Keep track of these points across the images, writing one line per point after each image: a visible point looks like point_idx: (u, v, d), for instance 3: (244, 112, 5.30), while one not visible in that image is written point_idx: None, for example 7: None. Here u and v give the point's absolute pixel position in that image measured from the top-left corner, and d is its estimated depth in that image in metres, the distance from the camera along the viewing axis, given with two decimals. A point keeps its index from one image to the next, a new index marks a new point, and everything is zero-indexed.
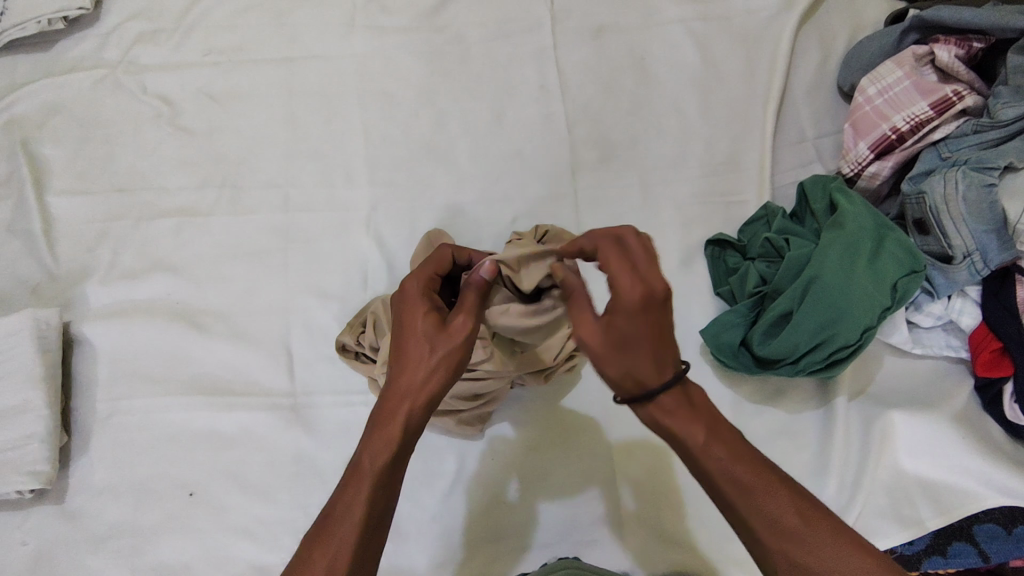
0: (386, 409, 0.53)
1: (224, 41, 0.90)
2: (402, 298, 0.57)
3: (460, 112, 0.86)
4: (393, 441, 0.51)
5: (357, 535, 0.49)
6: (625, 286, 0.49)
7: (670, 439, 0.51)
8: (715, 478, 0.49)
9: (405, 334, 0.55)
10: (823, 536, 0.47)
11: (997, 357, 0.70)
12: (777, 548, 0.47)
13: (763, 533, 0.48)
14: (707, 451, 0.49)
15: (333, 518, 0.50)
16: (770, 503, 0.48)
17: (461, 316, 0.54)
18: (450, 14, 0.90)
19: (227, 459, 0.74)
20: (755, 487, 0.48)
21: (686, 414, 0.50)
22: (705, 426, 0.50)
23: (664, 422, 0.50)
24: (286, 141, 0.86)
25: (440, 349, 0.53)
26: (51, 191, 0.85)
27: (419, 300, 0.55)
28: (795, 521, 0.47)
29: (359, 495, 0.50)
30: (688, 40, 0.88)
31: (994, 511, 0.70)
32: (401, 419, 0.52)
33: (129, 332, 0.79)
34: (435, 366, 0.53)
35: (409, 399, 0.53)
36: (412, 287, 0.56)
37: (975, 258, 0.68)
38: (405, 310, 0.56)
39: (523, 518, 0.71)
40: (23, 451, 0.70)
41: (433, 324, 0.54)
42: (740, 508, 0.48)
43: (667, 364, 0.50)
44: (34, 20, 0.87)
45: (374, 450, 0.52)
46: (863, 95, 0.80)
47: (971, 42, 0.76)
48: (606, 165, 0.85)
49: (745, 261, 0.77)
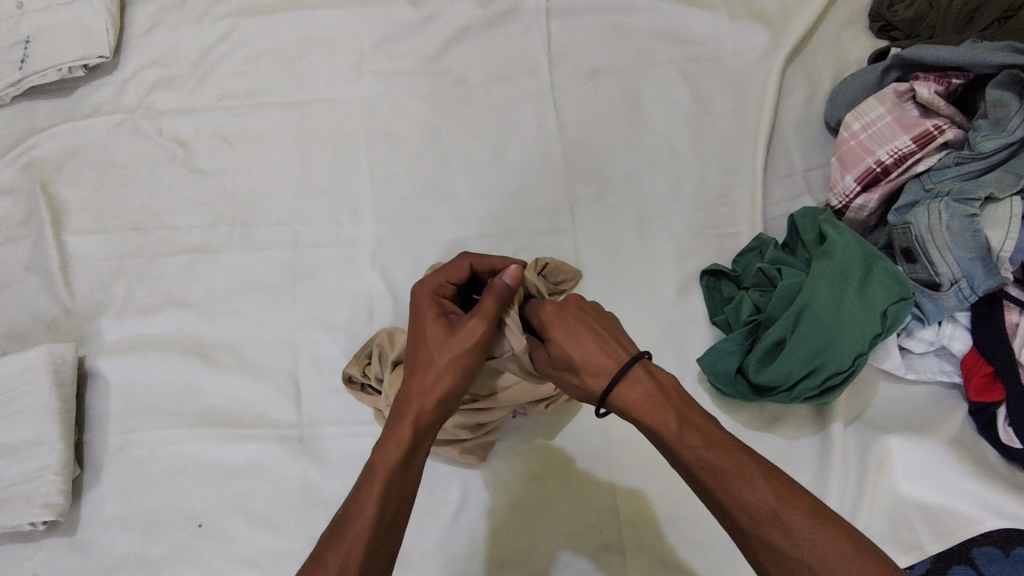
0: (399, 410, 0.55)
1: (236, 86, 0.94)
2: (415, 303, 0.60)
3: (461, 150, 0.90)
4: (405, 440, 0.53)
5: (371, 532, 0.50)
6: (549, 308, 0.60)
7: (648, 430, 0.55)
8: (688, 463, 0.52)
9: (416, 340, 0.58)
10: (794, 514, 0.49)
11: (989, 382, 0.72)
12: (750, 529, 0.50)
13: (735, 514, 0.50)
14: (682, 437, 0.53)
15: (348, 518, 0.51)
16: (741, 489, 0.50)
17: (468, 320, 0.56)
18: (452, 58, 0.94)
19: (235, 490, 0.76)
20: (728, 472, 0.51)
21: (653, 401, 0.54)
22: (676, 415, 0.53)
23: (637, 411, 0.55)
24: (295, 179, 0.90)
25: (449, 351, 0.55)
26: (68, 230, 0.88)
27: (427, 306, 0.59)
28: (767, 503, 0.49)
29: (373, 494, 0.51)
30: (679, 80, 0.92)
31: (992, 534, 0.74)
32: (412, 418, 0.54)
33: (141, 366, 0.81)
34: (445, 366, 0.55)
35: (420, 399, 0.55)
36: (423, 293, 0.60)
37: (962, 284, 0.70)
38: (417, 316, 0.59)
39: (526, 544, 0.72)
40: (37, 483, 0.72)
41: (440, 329, 0.57)
42: (713, 491, 0.51)
43: (613, 356, 0.56)
44: (54, 68, 0.91)
45: (385, 450, 0.53)
46: (848, 132, 0.83)
47: (949, 79, 0.80)
48: (604, 199, 0.88)
49: (740, 291, 0.79)
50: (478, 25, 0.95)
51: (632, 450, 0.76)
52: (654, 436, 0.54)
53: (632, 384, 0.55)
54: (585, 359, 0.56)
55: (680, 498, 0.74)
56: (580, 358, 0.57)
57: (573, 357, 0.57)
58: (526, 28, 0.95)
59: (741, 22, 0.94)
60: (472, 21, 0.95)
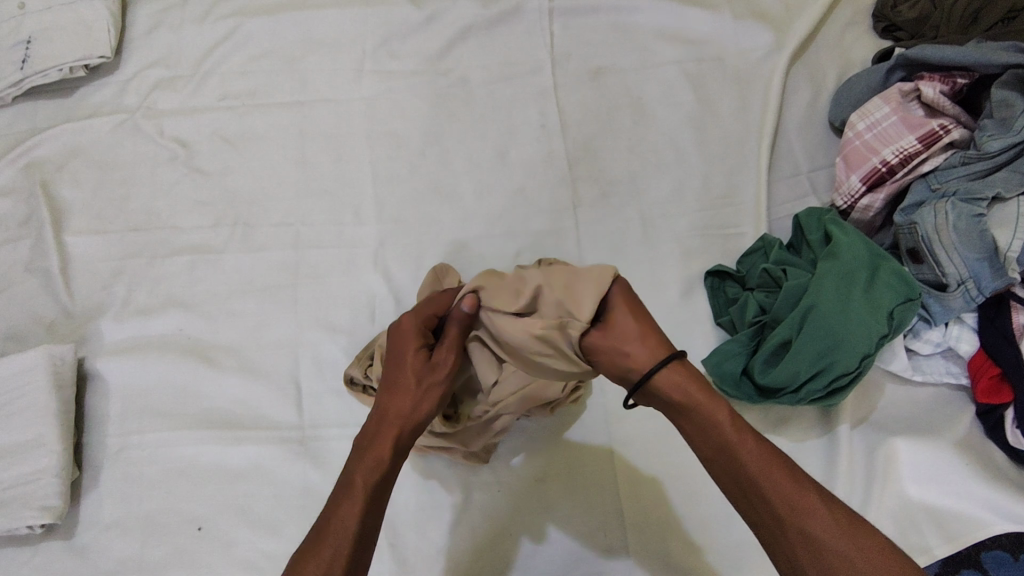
0: (378, 432, 0.59)
1: (238, 86, 0.94)
2: (397, 334, 0.64)
3: (464, 151, 0.90)
4: (384, 459, 0.57)
5: (351, 541, 0.52)
6: (616, 295, 0.61)
7: (697, 418, 0.57)
8: (738, 456, 0.54)
9: (395, 366, 0.62)
10: (834, 510, 0.51)
11: (997, 383, 0.71)
12: (791, 521, 0.51)
13: (776, 503, 0.52)
14: (737, 431, 0.55)
15: (327, 528, 0.53)
16: (787, 483, 0.53)
17: (445, 351, 0.63)
18: (454, 59, 0.94)
19: (236, 493, 0.75)
20: (776, 463, 0.54)
21: (706, 394, 0.57)
22: (729, 411, 0.56)
23: (689, 402, 0.57)
24: (297, 180, 0.89)
25: (427, 380, 0.61)
26: (69, 231, 0.87)
27: (410, 336, 0.63)
28: (811, 497, 0.52)
29: (355, 506, 0.54)
30: (683, 79, 0.92)
31: (1001, 538, 0.73)
32: (392, 439, 0.58)
33: (141, 367, 0.80)
34: (423, 393, 0.61)
35: (398, 422, 0.59)
36: (409, 322, 0.64)
37: (969, 285, 0.70)
38: (398, 347, 0.63)
39: (529, 548, 0.71)
40: (36, 486, 0.71)
41: (421, 359, 0.62)
42: (759, 484, 0.53)
43: (660, 347, 0.59)
44: (56, 68, 0.91)
45: (369, 463, 0.57)
46: (853, 131, 0.83)
47: (955, 79, 0.79)
48: (607, 200, 0.87)
49: (745, 292, 0.79)
50: (480, 25, 0.95)
51: (635, 452, 0.75)
52: (702, 429, 0.56)
53: (685, 378, 0.58)
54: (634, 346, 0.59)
55: (685, 500, 0.73)
56: (635, 346, 0.59)
57: (631, 331, 0.59)
58: (528, 28, 0.95)
59: (744, 22, 0.93)
60: (474, 21, 0.94)
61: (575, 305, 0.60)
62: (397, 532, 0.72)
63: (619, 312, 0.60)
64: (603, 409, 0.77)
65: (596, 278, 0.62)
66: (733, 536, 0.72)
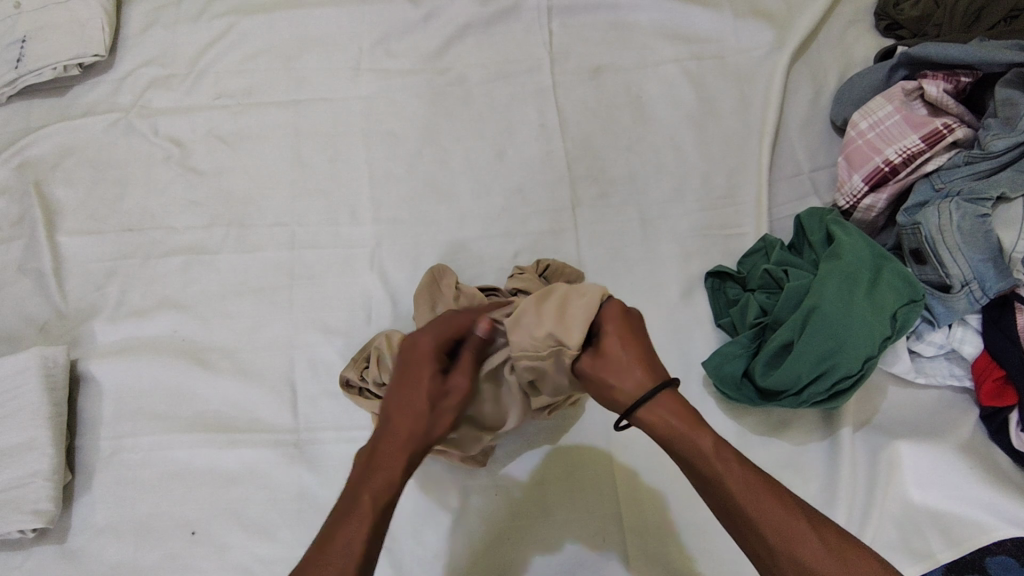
0: (391, 449, 0.58)
1: (234, 85, 0.93)
2: (411, 351, 0.63)
3: (462, 150, 0.89)
4: (397, 478, 0.56)
5: (358, 558, 0.50)
6: (609, 320, 0.61)
7: (681, 446, 0.56)
8: (724, 484, 0.54)
9: (410, 385, 0.61)
10: (824, 535, 0.51)
11: (1001, 386, 0.70)
12: (781, 548, 0.51)
13: (763, 529, 0.51)
14: (723, 459, 0.54)
15: (333, 543, 0.51)
16: (775, 509, 0.52)
17: (460, 376, 0.63)
18: (452, 58, 0.93)
19: (229, 497, 0.74)
20: (761, 489, 0.53)
21: (689, 422, 0.57)
22: (713, 438, 0.56)
23: (673, 431, 0.57)
24: (292, 179, 0.88)
25: (442, 405, 0.62)
26: (62, 231, 0.86)
27: (431, 358, 0.62)
28: (800, 522, 0.51)
29: (364, 524, 0.52)
30: (683, 78, 0.91)
31: (1005, 544, 0.73)
32: (405, 459, 0.58)
33: (135, 368, 0.79)
34: (442, 417, 0.61)
35: (412, 443, 0.59)
36: (427, 343, 0.63)
37: (973, 287, 0.69)
38: (414, 365, 0.62)
39: (526, 552, 0.70)
40: (26, 490, 0.70)
41: (438, 381, 0.62)
42: (746, 513, 0.52)
43: (651, 378, 0.59)
44: (49, 66, 0.90)
45: (379, 479, 0.56)
46: (855, 130, 0.82)
47: (958, 78, 0.78)
48: (605, 200, 0.86)
49: (745, 293, 0.77)
50: (479, 24, 0.94)
51: (633, 455, 0.74)
52: (688, 459, 0.56)
53: (669, 410, 0.58)
54: (622, 375, 0.59)
55: (684, 505, 0.72)
56: (626, 377, 0.59)
57: (622, 355, 0.60)
58: (527, 27, 0.94)
59: (745, 20, 0.92)
60: (473, 19, 0.94)
61: (565, 333, 0.60)
62: (393, 536, 0.71)
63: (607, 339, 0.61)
64: (602, 410, 0.76)
65: (582, 302, 0.62)
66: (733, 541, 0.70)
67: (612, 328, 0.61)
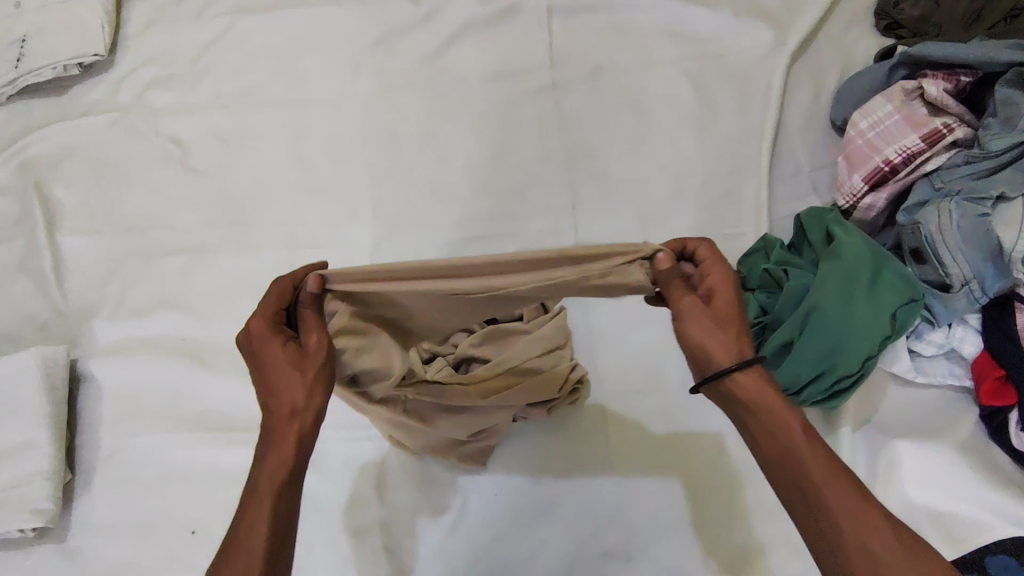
0: (276, 432, 0.50)
1: (233, 84, 0.93)
2: (248, 334, 0.52)
3: (462, 150, 0.89)
4: (290, 457, 0.49)
5: (263, 551, 0.47)
6: (721, 275, 0.52)
7: (765, 418, 0.51)
8: (805, 463, 0.49)
9: (266, 369, 0.51)
10: (903, 535, 0.46)
11: (1001, 385, 0.70)
12: (854, 538, 0.46)
13: (840, 519, 0.46)
14: (808, 439, 0.49)
15: (239, 539, 0.48)
16: (856, 500, 0.47)
17: (313, 336, 0.50)
18: (451, 57, 0.93)
19: (229, 496, 0.74)
20: (844, 478, 0.48)
21: (781, 399, 0.51)
22: (802, 420, 0.50)
23: (761, 401, 0.51)
24: (293, 179, 0.88)
25: (312, 369, 0.50)
26: (62, 231, 0.86)
27: (265, 332, 0.51)
28: (880, 519, 0.46)
29: (265, 509, 0.48)
30: (683, 77, 0.91)
31: (1006, 543, 0.70)
32: (293, 439, 0.50)
33: (135, 368, 0.79)
34: (312, 386, 0.50)
35: (292, 421, 0.50)
36: (257, 324, 0.51)
37: (973, 285, 0.69)
38: (259, 345, 0.51)
39: (527, 552, 0.70)
40: (26, 489, 0.70)
41: (290, 351, 0.50)
42: (824, 495, 0.47)
43: (747, 346, 0.52)
44: (49, 66, 0.90)
45: (270, 468, 0.49)
46: (855, 129, 0.81)
47: (958, 77, 0.78)
48: (606, 199, 0.86)
49: (745, 293, 0.77)
50: (479, 23, 0.94)
51: (634, 455, 0.74)
52: (770, 431, 0.50)
53: (763, 382, 0.51)
54: (713, 332, 0.51)
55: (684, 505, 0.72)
56: (720, 335, 0.51)
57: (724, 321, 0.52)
58: (527, 26, 0.94)
59: (745, 20, 0.92)
60: (473, 19, 0.94)
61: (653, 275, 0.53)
62: (393, 536, 0.71)
63: (717, 291, 0.52)
64: (602, 411, 0.76)
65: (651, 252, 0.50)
66: (734, 541, 0.70)
67: (723, 282, 0.52)
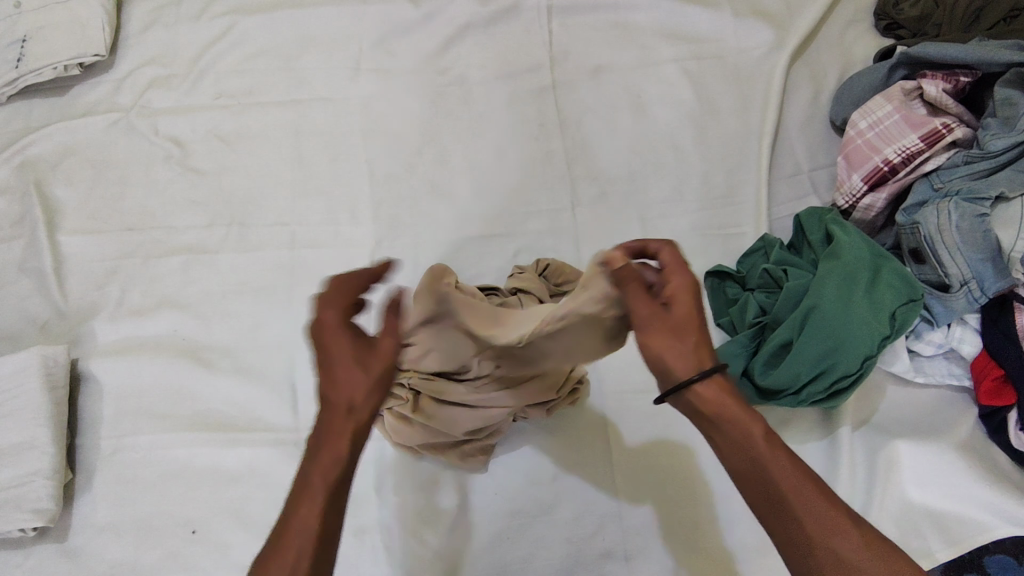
0: (332, 427, 0.48)
1: (234, 84, 0.93)
2: (319, 326, 0.49)
3: (461, 150, 0.89)
4: (344, 457, 0.47)
5: (314, 551, 0.45)
6: (682, 282, 0.49)
7: (727, 427, 0.49)
8: (771, 475, 0.47)
9: (331, 359, 0.49)
10: (872, 538, 0.46)
11: (1000, 386, 0.70)
12: (826, 549, 0.45)
13: (807, 529, 0.46)
14: (772, 448, 0.48)
15: (286, 540, 0.45)
16: (823, 508, 0.46)
17: (390, 340, 0.50)
18: (452, 57, 0.93)
19: (229, 495, 0.74)
20: (807, 485, 0.47)
21: (741, 404, 0.49)
22: (764, 425, 0.48)
23: (722, 412, 0.49)
24: (293, 179, 0.88)
25: (378, 370, 0.49)
26: (63, 231, 0.87)
27: (341, 329, 0.49)
28: (848, 526, 0.46)
29: (315, 509, 0.45)
30: (682, 78, 0.91)
31: (1005, 543, 0.73)
32: (348, 438, 0.47)
33: (136, 367, 0.79)
34: (375, 387, 0.48)
35: (349, 420, 0.48)
36: (332, 316, 0.49)
37: (972, 286, 0.68)
38: (329, 337, 0.49)
39: (527, 552, 0.70)
40: (27, 488, 0.71)
41: (363, 347, 0.49)
42: (793, 506, 0.46)
43: (706, 354, 0.49)
44: (50, 66, 0.90)
45: (322, 466, 0.47)
46: (854, 130, 0.82)
47: (958, 77, 0.78)
48: (605, 199, 0.86)
49: (745, 292, 0.78)
50: (479, 23, 0.94)
51: (633, 455, 0.74)
52: (731, 442, 0.49)
53: (724, 390, 0.49)
54: (670, 345, 0.49)
55: (686, 506, 0.72)
56: (681, 346, 0.49)
57: (681, 325, 0.49)
58: (527, 27, 0.94)
59: (744, 20, 0.93)
60: (473, 19, 0.94)
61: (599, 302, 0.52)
62: (393, 535, 0.71)
63: (678, 299, 0.49)
64: (602, 411, 0.76)
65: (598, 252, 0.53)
66: (733, 540, 0.71)
67: (683, 289, 0.49)
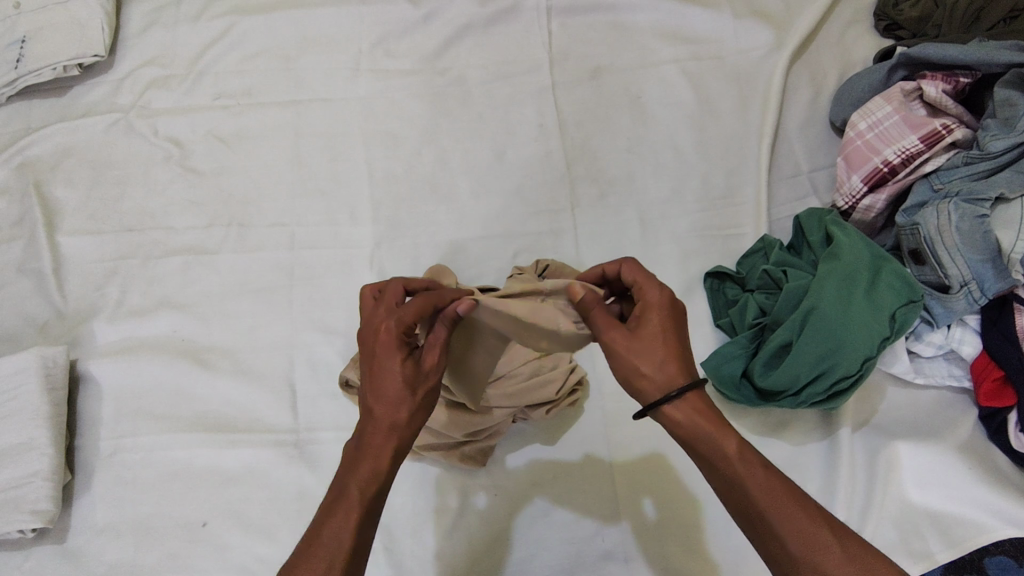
0: (371, 445, 0.54)
1: (233, 84, 0.93)
2: (378, 334, 0.56)
3: (462, 151, 0.89)
4: (381, 472, 0.54)
5: (347, 555, 0.50)
6: (655, 295, 0.56)
7: (703, 444, 0.53)
8: (746, 487, 0.51)
9: (379, 373, 0.55)
10: (846, 543, 0.49)
11: (1000, 387, 0.70)
12: (801, 557, 0.49)
13: (783, 536, 0.50)
14: (745, 463, 0.52)
15: (320, 537, 0.51)
16: (796, 514, 0.50)
17: (434, 355, 0.57)
18: (451, 58, 0.93)
19: (229, 496, 0.74)
20: (778, 496, 0.51)
21: (713, 421, 0.53)
22: (737, 439, 0.53)
23: (696, 430, 0.53)
24: (293, 179, 0.88)
25: (421, 389, 0.56)
26: (62, 232, 0.86)
27: (397, 347, 0.55)
28: (821, 530, 0.49)
29: (349, 519, 0.51)
30: (682, 78, 0.91)
31: (1004, 544, 0.76)
32: (388, 454, 0.54)
33: (135, 368, 0.79)
34: (416, 404, 0.55)
35: (391, 437, 0.55)
36: (388, 331, 0.56)
37: (972, 287, 0.68)
38: (381, 349, 0.56)
39: (527, 553, 0.70)
40: (26, 490, 0.70)
41: (411, 369, 0.56)
42: (768, 518, 0.50)
43: (680, 372, 0.54)
44: (49, 67, 0.90)
45: (362, 477, 0.53)
46: (854, 131, 0.82)
47: (957, 78, 0.78)
48: (605, 200, 0.86)
49: (745, 293, 0.78)
50: (478, 24, 0.94)
51: (634, 454, 0.74)
52: (708, 459, 0.53)
53: (693, 411, 0.54)
54: (642, 364, 0.54)
55: (685, 506, 0.72)
56: (647, 366, 0.54)
57: (653, 344, 0.55)
58: (526, 27, 0.94)
59: (744, 21, 0.93)
60: (472, 20, 0.94)
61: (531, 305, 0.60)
62: (393, 537, 0.71)
63: (647, 318, 0.56)
64: (602, 412, 0.76)
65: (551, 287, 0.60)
66: (732, 541, 0.71)
67: (656, 305, 0.56)
